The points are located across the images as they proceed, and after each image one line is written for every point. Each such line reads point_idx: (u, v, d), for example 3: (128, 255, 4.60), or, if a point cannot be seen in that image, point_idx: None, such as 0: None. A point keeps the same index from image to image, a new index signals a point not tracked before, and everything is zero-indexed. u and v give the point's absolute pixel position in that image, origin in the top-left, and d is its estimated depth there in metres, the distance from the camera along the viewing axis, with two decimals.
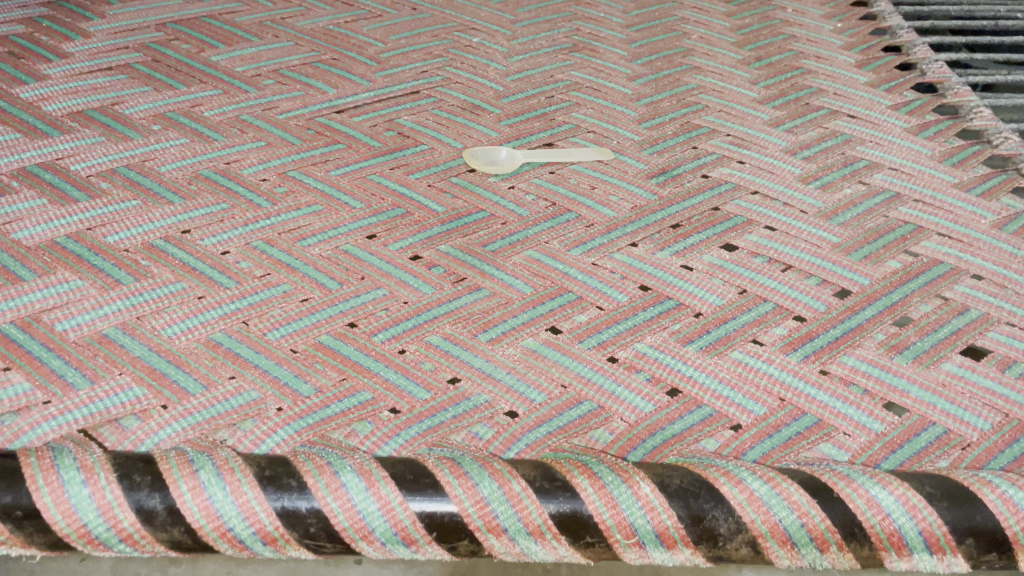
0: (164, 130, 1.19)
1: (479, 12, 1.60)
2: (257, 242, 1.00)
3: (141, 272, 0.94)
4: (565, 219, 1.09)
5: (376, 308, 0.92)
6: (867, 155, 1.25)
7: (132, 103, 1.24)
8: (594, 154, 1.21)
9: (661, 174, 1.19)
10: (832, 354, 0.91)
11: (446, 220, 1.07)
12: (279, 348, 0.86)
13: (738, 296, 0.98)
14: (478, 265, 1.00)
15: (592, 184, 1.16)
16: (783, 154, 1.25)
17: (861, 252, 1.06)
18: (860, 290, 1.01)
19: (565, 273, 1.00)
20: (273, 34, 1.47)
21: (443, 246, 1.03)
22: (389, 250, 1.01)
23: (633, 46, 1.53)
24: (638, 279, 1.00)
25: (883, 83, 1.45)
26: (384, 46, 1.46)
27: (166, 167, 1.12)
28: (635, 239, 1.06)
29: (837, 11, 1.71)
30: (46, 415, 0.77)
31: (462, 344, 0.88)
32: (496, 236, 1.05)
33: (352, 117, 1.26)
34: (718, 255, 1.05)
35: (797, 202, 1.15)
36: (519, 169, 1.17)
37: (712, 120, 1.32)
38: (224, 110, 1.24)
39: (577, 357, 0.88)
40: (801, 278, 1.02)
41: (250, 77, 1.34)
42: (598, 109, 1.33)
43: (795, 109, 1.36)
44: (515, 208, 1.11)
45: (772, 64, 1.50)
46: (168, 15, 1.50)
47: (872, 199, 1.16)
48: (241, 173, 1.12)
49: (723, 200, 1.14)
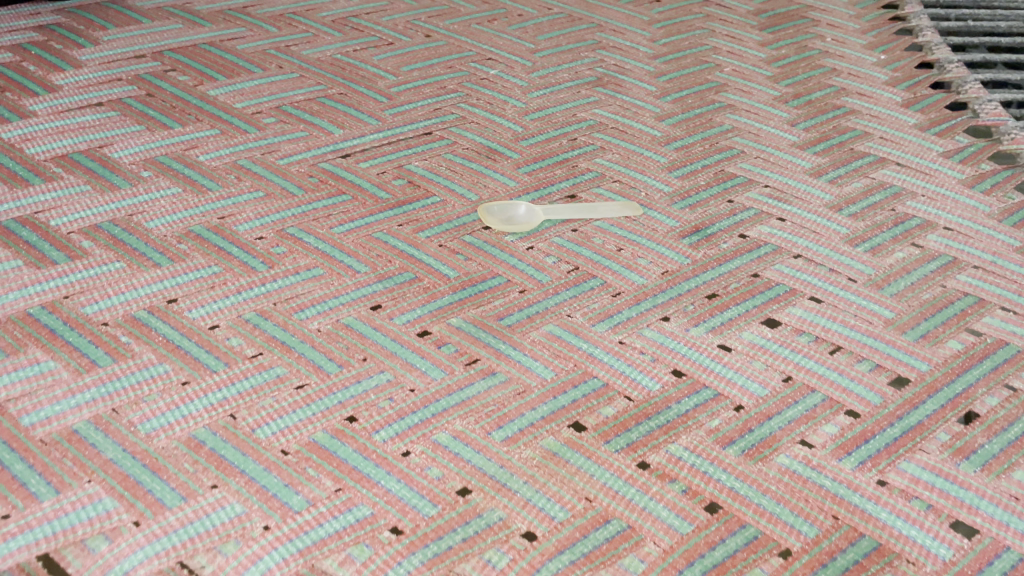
0: (155, 178, 1.10)
1: (497, 40, 1.51)
2: (250, 314, 0.91)
3: (120, 351, 0.85)
4: (589, 286, 0.99)
5: (378, 397, 0.83)
6: (919, 212, 1.15)
7: (122, 145, 1.15)
8: (621, 210, 1.11)
9: (694, 233, 1.09)
10: (889, 461, 0.81)
11: (459, 287, 0.97)
12: (269, 449, 0.77)
13: (782, 385, 0.88)
14: (493, 344, 0.90)
15: (619, 245, 1.06)
16: (827, 210, 1.14)
17: (916, 330, 0.96)
18: (918, 378, 0.91)
19: (589, 354, 0.90)
20: (277, 64, 1.38)
21: (454, 319, 0.93)
22: (393, 324, 0.91)
23: (662, 79, 1.43)
24: (670, 362, 0.90)
25: (933, 125, 1.34)
26: (395, 79, 1.36)
27: (155, 222, 1.03)
28: (666, 311, 0.96)
29: (880, 40, 1.60)
30: (4, 533, 0.68)
31: (474, 445, 0.79)
32: (513, 307, 0.95)
33: (359, 163, 1.16)
34: (759, 333, 0.95)
35: (844, 268, 1.05)
36: (539, 227, 1.08)
37: (748, 169, 1.22)
38: (221, 154, 1.15)
39: (602, 462, 0.78)
40: (852, 361, 0.92)
41: (250, 115, 1.24)
42: (624, 154, 1.23)
43: (838, 155, 1.26)
44: (534, 272, 1.01)
45: (811, 101, 1.39)
46: (165, 42, 1.41)
47: (927, 266, 1.06)
48: (235, 229, 1.03)
49: (763, 265, 1.04)
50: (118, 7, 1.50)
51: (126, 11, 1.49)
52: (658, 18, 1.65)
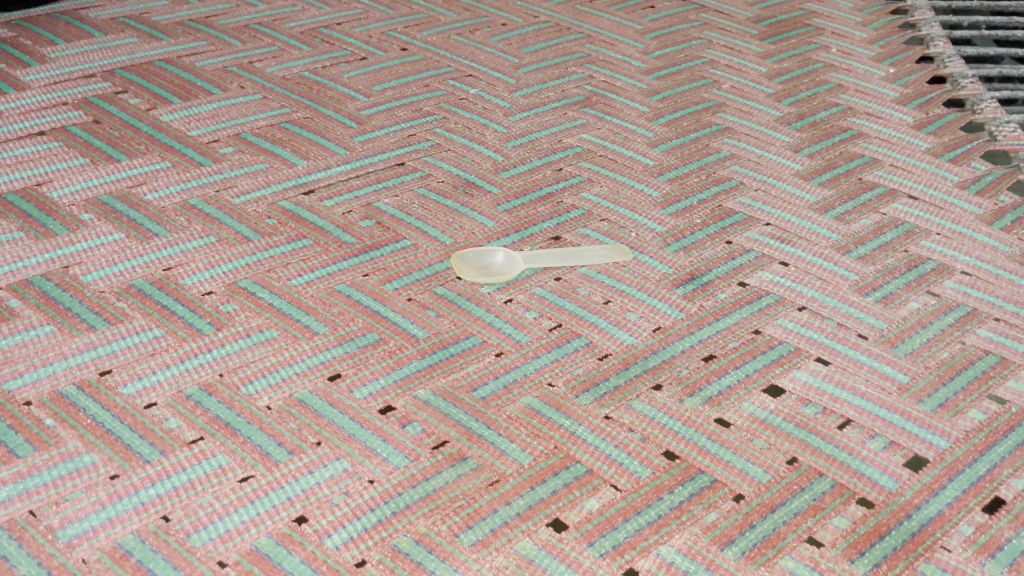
0: (96, 222, 1.00)
1: (478, 55, 1.40)
2: (192, 388, 0.82)
3: (43, 438, 0.76)
4: (573, 348, 0.90)
5: (332, 492, 0.74)
6: (934, 254, 1.06)
7: (62, 183, 1.05)
8: (612, 255, 1.01)
9: (689, 281, 0.99)
10: (907, 562, 0.73)
11: (428, 351, 0.88)
12: (204, 561, 0.68)
13: (786, 469, 0.79)
14: (464, 422, 0.81)
15: (606, 297, 0.96)
16: (834, 252, 1.05)
17: (934, 399, 0.87)
18: (936, 458, 0.82)
19: (571, 432, 0.81)
20: (238, 84, 1.27)
21: (422, 390, 0.83)
22: (353, 399, 0.82)
23: (655, 98, 1.33)
24: (661, 442, 0.80)
25: (947, 150, 1.25)
26: (367, 101, 1.26)
27: (92, 275, 0.93)
28: (658, 378, 0.87)
29: (888, 50, 1.50)
30: None
31: (438, 552, 0.69)
32: (487, 375, 0.86)
33: (322, 201, 1.06)
34: (760, 404, 0.85)
35: (854, 322, 0.95)
36: (519, 276, 0.98)
37: (748, 204, 1.12)
38: (170, 192, 1.05)
39: (584, 571, 0.69)
40: (863, 438, 0.83)
41: (206, 144, 1.14)
42: (614, 187, 1.13)
43: (845, 187, 1.16)
44: (512, 331, 0.91)
45: (816, 122, 1.29)
46: (118, 59, 1.30)
47: (943, 318, 0.97)
48: (180, 282, 0.93)
49: (764, 320, 0.95)
50: (69, 19, 1.39)
51: (77, 24, 1.38)
52: (651, 26, 1.54)
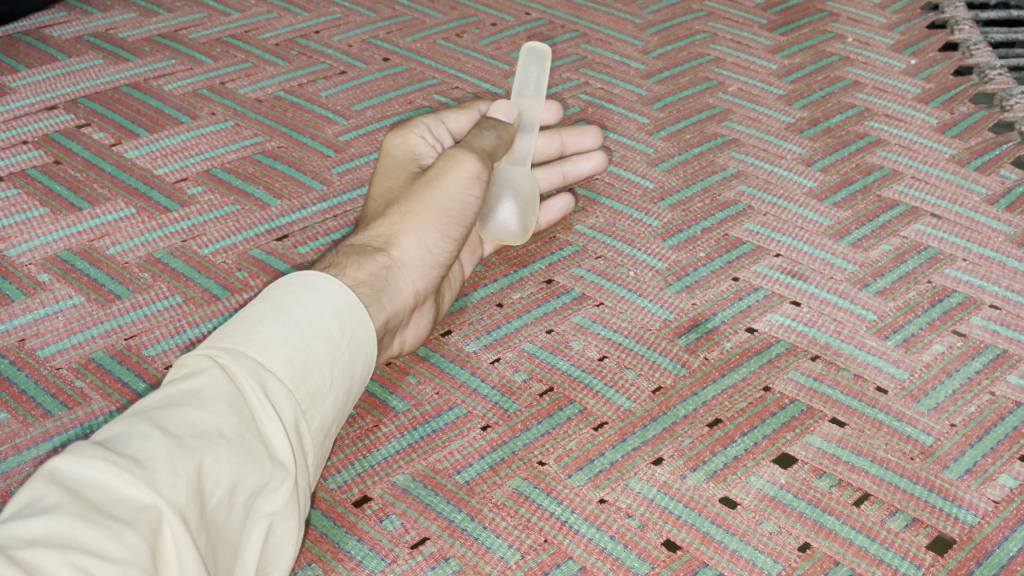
0: (56, 284, 0.93)
1: (466, 63, 1.31)
2: None
3: None
4: (566, 417, 0.83)
5: None
6: (960, 285, 0.98)
7: (20, 240, 0.98)
8: (530, 63, 1.00)
9: (692, 329, 0.92)
10: None
11: (408, 426, 0.82)
12: None
13: (798, 558, 0.72)
14: (447, 513, 0.74)
15: (602, 352, 0.89)
16: (850, 287, 0.97)
17: (962, 464, 0.80)
18: (963, 537, 0.74)
19: (563, 523, 0.74)
20: (209, 110, 1.19)
21: (400, 475, 0.77)
22: (326, 490, 0.76)
23: (655, 107, 1.24)
24: (661, 529, 0.74)
25: (975, 156, 1.15)
26: (346, 123, 1.18)
27: (49, 349, 0.87)
28: (659, 451, 0.80)
29: (910, 37, 1.39)
30: None
31: None
32: (472, 454, 0.79)
33: (296, 247, 0.99)
34: (769, 478, 0.78)
35: (872, 372, 0.88)
36: (508, 331, 0.92)
37: (756, 231, 1.04)
38: (134, 245, 0.98)
39: None
40: (882, 515, 0.76)
41: (173, 185, 1.07)
42: (610, 218, 1.06)
43: (863, 207, 1.07)
44: (500, 398, 0.85)
45: (830, 129, 1.20)
46: (81, 86, 1.22)
47: (970, 364, 0.89)
48: (142, 354, 0.86)
49: (774, 374, 0.87)
50: (31, 40, 1.32)
51: (39, 45, 1.30)
52: (652, 20, 1.44)
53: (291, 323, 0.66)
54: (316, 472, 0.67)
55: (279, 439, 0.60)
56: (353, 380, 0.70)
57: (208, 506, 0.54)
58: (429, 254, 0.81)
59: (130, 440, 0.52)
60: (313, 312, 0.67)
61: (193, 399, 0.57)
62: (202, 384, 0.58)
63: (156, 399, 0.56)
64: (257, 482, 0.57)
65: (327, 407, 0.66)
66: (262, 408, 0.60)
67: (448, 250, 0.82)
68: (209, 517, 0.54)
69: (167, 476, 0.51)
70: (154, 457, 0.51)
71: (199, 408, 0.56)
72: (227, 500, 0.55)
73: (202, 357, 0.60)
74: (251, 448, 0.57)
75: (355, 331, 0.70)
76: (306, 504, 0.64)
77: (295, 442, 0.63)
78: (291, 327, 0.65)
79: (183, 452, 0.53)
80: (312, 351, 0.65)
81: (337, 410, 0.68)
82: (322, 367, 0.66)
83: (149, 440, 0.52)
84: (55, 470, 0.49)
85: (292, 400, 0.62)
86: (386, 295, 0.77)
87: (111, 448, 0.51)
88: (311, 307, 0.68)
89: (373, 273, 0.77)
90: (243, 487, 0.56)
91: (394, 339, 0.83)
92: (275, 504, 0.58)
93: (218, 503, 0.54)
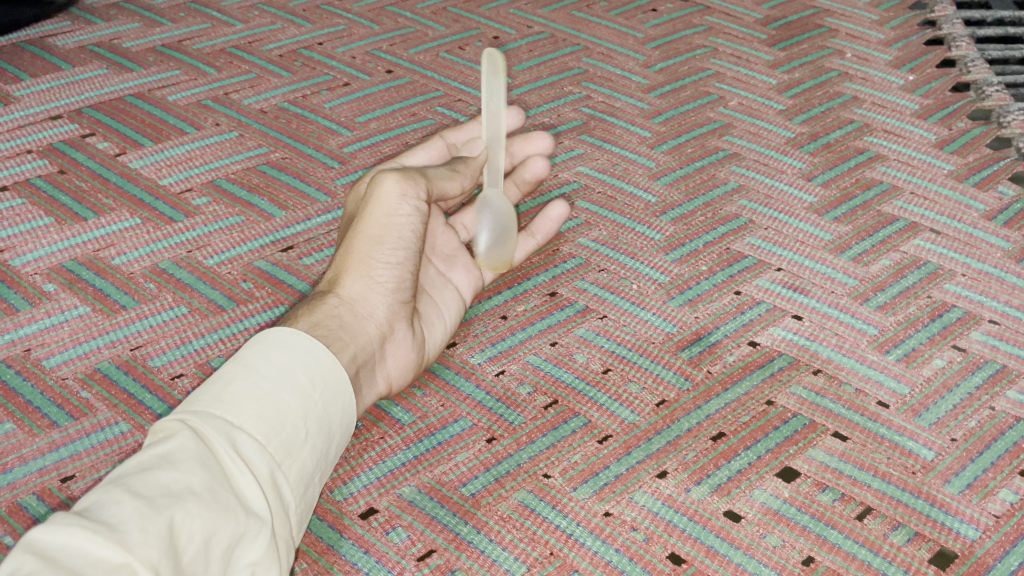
0: (61, 294, 0.94)
1: (469, 75, 1.32)
2: None
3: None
4: (570, 429, 0.83)
5: None
6: (959, 300, 0.99)
7: (25, 249, 0.98)
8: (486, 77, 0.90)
9: (694, 342, 0.93)
10: None
11: (414, 439, 0.82)
12: None
13: (802, 572, 0.73)
14: (453, 526, 0.75)
15: (606, 365, 0.90)
16: (851, 301, 0.98)
17: (963, 479, 0.81)
18: (964, 551, 0.75)
19: (568, 535, 0.74)
20: (213, 120, 1.20)
21: (406, 488, 0.78)
22: (332, 501, 0.77)
23: (657, 120, 1.25)
24: (666, 542, 0.75)
25: (973, 172, 1.16)
26: (350, 135, 1.19)
27: (54, 359, 0.87)
28: (663, 465, 0.81)
29: (908, 53, 1.40)
30: None
31: None
32: (478, 466, 0.80)
33: (301, 258, 1.00)
34: (772, 492, 0.79)
35: (873, 387, 0.89)
36: (512, 343, 0.92)
37: (758, 245, 1.05)
38: (139, 255, 0.99)
39: None
40: (885, 529, 0.76)
41: (178, 195, 1.07)
42: (613, 230, 1.07)
43: (862, 222, 1.08)
44: (505, 411, 0.85)
45: (830, 144, 1.21)
46: (85, 96, 1.23)
47: (970, 379, 0.90)
48: (148, 365, 0.87)
49: (776, 389, 0.88)
50: (35, 50, 1.32)
51: (43, 55, 1.31)
52: (653, 34, 1.45)
53: (259, 379, 0.67)
54: (299, 524, 0.68)
55: (251, 491, 0.61)
56: (331, 429, 0.71)
57: (182, 561, 0.54)
58: (378, 282, 0.81)
59: (103, 505, 0.53)
60: (282, 367, 0.69)
61: (164, 461, 0.58)
62: (173, 446, 0.59)
63: (128, 465, 0.58)
64: (232, 534, 0.58)
65: (304, 458, 0.67)
66: (234, 464, 0.61)
67: (399, 275, 0.81)
68: (184, 573, 0.54)
69: (138, 535, 0.52)
70: (126, 519, 0.52)
71: (169, 468, 0.57)
72: (202, 554, 0.56)
73: (172, 421, 0.62)
74: (223, 501, 0.58)
75: (327, 379, 0.71)
76: (289, 555, 0.65)
77: (271, 495, 0.63)
78: (259, 383, 0.67)
79: (153, 510, 0.54)
80: (282, 406, 0.67)
81: (316, 459, 0.69)
82: (293, 420, 0.67)
83: (121, 502, 0.53)
84: (30, 538, 0.50)
85: (263, 454, 0.64)
86: (338, 330, 0.77)
87: (85, 513, 0.52)
88: (278, 363, 0.69)
89: (323, 313, 0.78)
90: (217, 541, 0.57)
91: (375, 376, 0.82)
92: (253, 554, 0.59)
93: (193, 557, 0.55)
